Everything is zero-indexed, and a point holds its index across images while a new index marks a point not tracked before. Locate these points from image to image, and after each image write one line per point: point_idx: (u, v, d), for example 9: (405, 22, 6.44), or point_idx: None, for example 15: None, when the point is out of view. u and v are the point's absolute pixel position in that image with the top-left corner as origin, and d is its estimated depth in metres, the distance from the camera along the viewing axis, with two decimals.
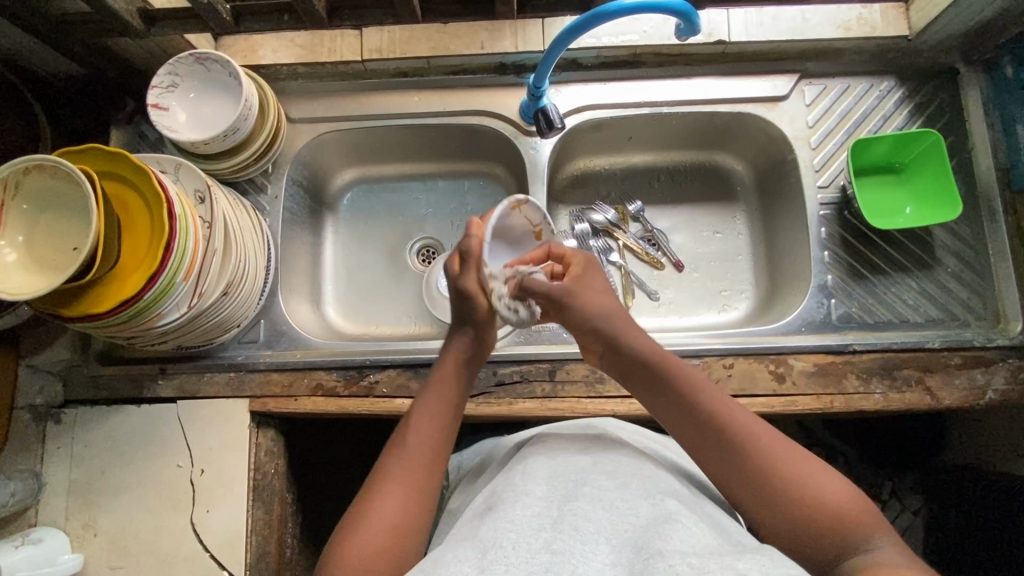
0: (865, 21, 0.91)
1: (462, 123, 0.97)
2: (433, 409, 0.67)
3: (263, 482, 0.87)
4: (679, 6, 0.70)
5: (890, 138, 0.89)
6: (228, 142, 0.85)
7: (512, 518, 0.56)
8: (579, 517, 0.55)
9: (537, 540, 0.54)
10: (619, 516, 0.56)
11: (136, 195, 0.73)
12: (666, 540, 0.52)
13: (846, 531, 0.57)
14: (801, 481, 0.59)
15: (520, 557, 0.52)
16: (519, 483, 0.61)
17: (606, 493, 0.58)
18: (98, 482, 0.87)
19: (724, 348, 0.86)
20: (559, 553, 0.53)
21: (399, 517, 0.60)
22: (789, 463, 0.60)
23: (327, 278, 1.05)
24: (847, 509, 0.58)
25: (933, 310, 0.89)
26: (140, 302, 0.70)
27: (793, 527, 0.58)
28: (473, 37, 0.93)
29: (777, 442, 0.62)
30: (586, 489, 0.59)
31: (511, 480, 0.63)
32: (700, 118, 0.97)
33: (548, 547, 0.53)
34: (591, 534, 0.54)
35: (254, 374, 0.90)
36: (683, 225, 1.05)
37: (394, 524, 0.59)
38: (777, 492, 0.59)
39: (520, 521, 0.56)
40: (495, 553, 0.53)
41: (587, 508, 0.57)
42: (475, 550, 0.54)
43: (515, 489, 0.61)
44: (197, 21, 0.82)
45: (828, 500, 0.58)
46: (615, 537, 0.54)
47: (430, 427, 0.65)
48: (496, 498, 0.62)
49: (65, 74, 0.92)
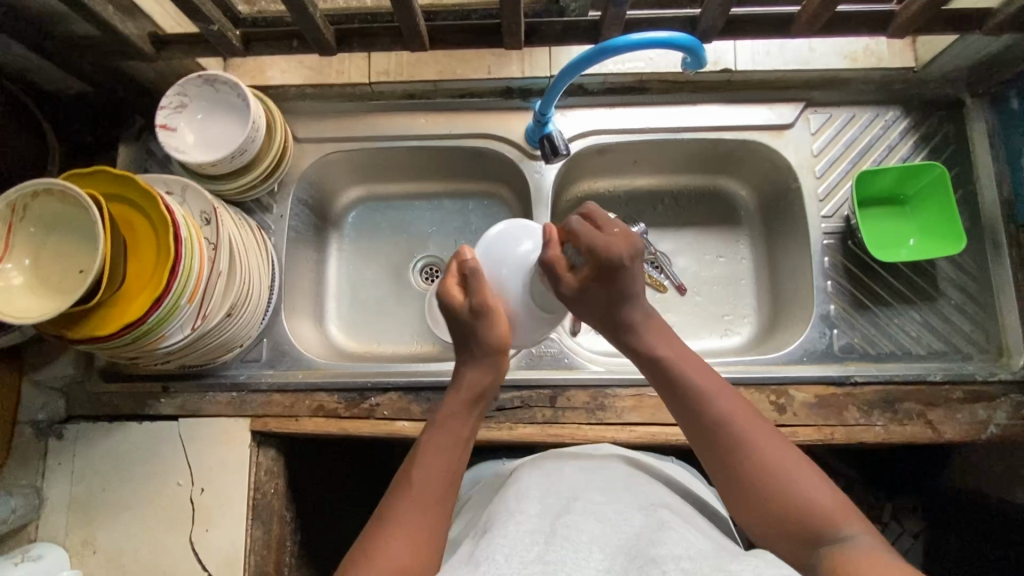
0: (872, 52, 0.92)
1: (468, 145, 0.98)
2: (440, 443, 0.67)
3: (262, 502, 0.88)
4: (686, 42, 0.70)
5: (895, 170, 0.89)
6: (235, 163, 0.85)
7: (505, 533, 0.57)
8: (573, 531, 0.55)
9: (530, 552, 0.54)
10: (613, 528, 0.57)
11: (142, 214, 0.74)
12: (660, 545, 0.53)
13: (826, 529, 0.57)
14: (788, 478, 0.59)
15: (510, 566, 0.52)
16: (512, 504, 0.61)
17: (600, 509, 0.59)
18: (98, 499, 0.87)
19: (727, 377, 0.86)
20: (551, 563, 0.52)
21: (406, 557, 0.58)
22: (777, 459, 0.61)
23: (330, 295, 1.05)
24: (833, 513, 0.57)
25: (936, 342, 0.88)
26: (143, 324, 0.71)
27: (776, 527, 0.59)
28: (480, 61, 0.95)
29: (771, 444, 0.62)
30: (579, 506, 0.60)
31: (505, 501, 0.63)
32: (705, 144, 0.97)
33: (540, 558, 0.53)
34: (583, 543, 0.54)
35: (256, 394, 0.91)
36: (687, 249, 1.05)
37: (398, 563, 0.57)
38: (769, 492, 0.59)
39: (513, 536, 0.56)
40: (486, 563, 0.53)
41: (581, 522, 0.57)
42: (468, 564, 0.54)
43: (508, 509, 0.61)
44: (207, 45, 0.81)
45: (813, 496, 0.58)
46: (610, 546, 0.54)
47: (439, 462, 0.65)
48: (489, 519, 0.62)
49: (74, 92, 0.93)
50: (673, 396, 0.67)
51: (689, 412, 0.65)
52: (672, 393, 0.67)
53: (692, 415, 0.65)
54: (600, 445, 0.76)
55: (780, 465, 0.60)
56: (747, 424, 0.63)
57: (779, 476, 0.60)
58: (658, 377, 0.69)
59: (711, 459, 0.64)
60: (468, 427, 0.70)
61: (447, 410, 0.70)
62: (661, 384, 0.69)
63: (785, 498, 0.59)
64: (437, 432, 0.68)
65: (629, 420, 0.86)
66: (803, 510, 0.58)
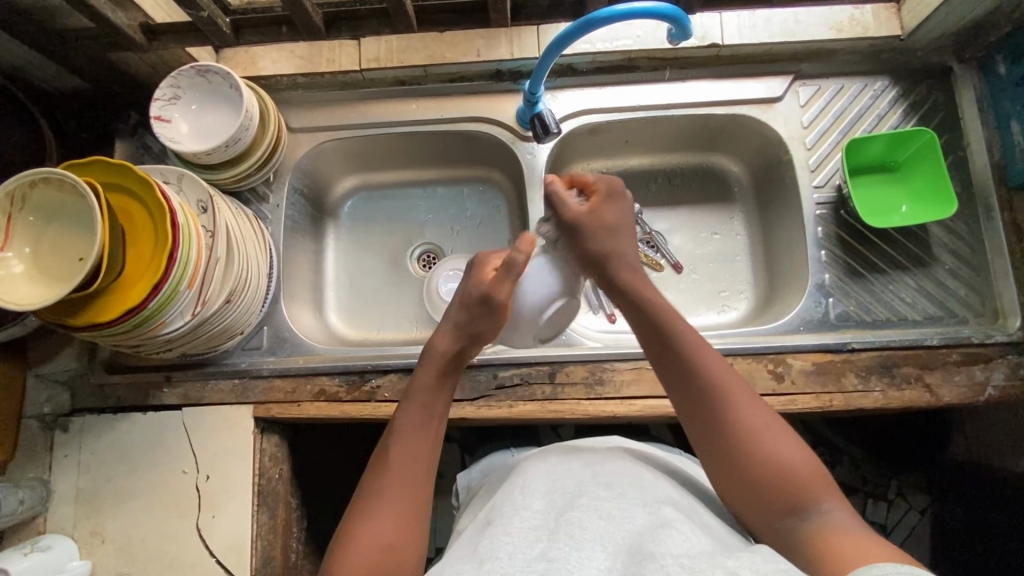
0: (858, 22, 0.92)
1: (460, 129, 0.98)
2: (413, 427, 0.67)
3: (267, 488, 0.88)
4: (670, 12, 0.70)
5: (885, 136, 0.89)
6: (228, 152, 0.86)
7: (509, 533, 0.58)
8: (576, 528, 0.56)
9: (532, 550, 0.54)
10: (617, 525, 0.57)
11: (140, 206, 0.75)
12: (659, 543, 0.53)
13: (809, 502, 0.57)
14: (767, 443, 0.60)
15: (513, 564, 0.53)
16: (517, 499, 0.63)
17: (604, 503, 0.60)
18: (105, 489, 0.88)
19: (724, 348, 0.87)
20: (555, 560, 0.53)
21: (391, 536, 0.59)
22: (758, 422, 0.61)
23: (329, 284, 1.06)
24: (814, 487, 0.58)
25: (931, 307, 0.89)
26: (143, 310, 0.72)
27: (753, 487, 0.59)
28: (469, 45, 0.94)
29: (755, 412, 0.62)
30: (584, 501, 0.60)
31: (511, 495, 0.65)
32: (696, 120, 0.98)
33: (543, 555, 0.53)
34: (586, 540, 0.54)
35: (258, 381, 0.92)
36: (682, 226, 1.06)
37: (384, 544, 0.58)
38: (753, 454, 0.60)
39: (517, 534, 0.57)
40: (491, 562, 0.54)
41: (584, 518, 0.57)
42: (472, 561, 0.55)
43: (513, 505, 0.63)
44: (196, 34, 0.82)
45: (791, 465, 0.59)
46: (612, 544, 0.54)
47: (413, 446, 0.65)
48: (495, 514, 0.63)
49: (70, 90, 0.94)
50: (664, 356, 0.67)
51: (680, 374, 0.65)
52: (663, 354, 0.67)
53: (682, 379, 0.65)
54: (611, 438, 0.80)
55: (759, 432, 0.61)
56: (733, 388, 0.63)
57: (759, 440, 0.60)
58: (647, 339, 0.69)
59: (693, 425, 0.64)
60: (441, 405, 0.70)
61: (418, 389, 0.70)
62: (652, 343, 0.69)
63: (763, 461, 0.59)
64: (410, 412, 0.68)
65: (628, 394, 0.87)
66: (782, 480, 0.58)
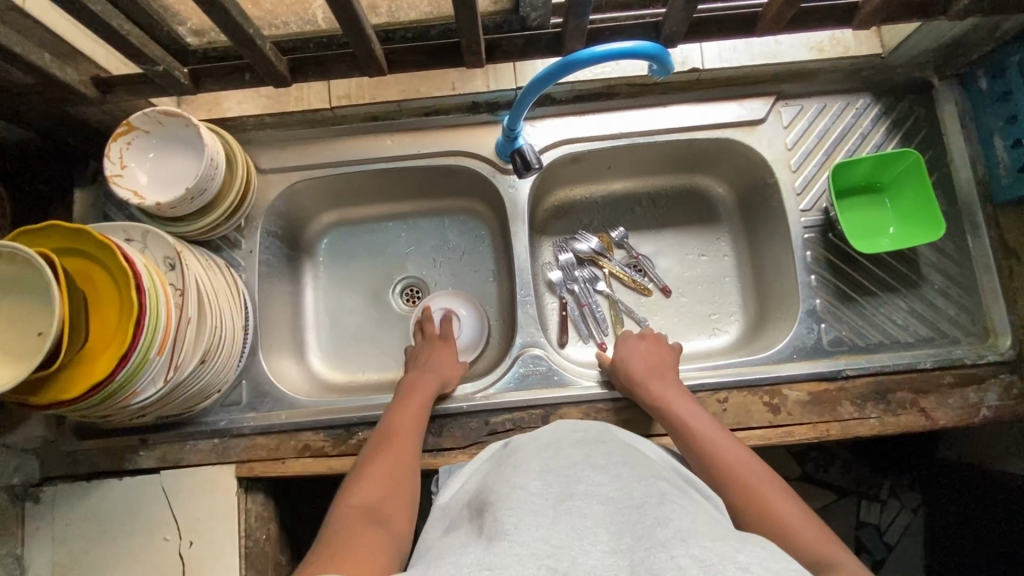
0: (838, 42, 0.91)
1: (439, 164, 0.95)
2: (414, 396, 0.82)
3: (254, 550, 0.85)
4: (652, 50, 0.68)
5: (870, 158, 0.88)
6: (196, 203, 0.81)
7: (511, 508, 0.52)
8: (576, 517, 0.51)
9: (537, 531, 0.49)
10: (617, 509, 0.53)
11: (103, 270, 0.70)
12: (665, 526, 0.49)
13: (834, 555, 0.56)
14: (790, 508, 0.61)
15: (519, 541, 0.47)
16: (513, 480, 0.58)
17: (601, 487, 0.55)
18: (82, 562, 0.84)
19: (718, 382, 0.85)
20: (559, 546, 0.48)
21: (391, 475, 0.70)
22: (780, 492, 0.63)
23: (309, 327, 1.03)
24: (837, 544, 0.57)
25: (923, 329, 0.88)
26: (111, 383, 0.67)
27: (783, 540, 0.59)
28: (443, 78, 0.93)
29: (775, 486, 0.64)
30: (582, 485, 0.55)
31: (504, 477, 0.60)
32: (678, 145, 0.96)
33: (548, 539, 0.48)
34: (588, 528, 0.50)
35: (239, 439, 0.88)
36: (669, 250, 1.04)
37: (387, 482, 0.69)
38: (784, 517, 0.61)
39: (519, 511, 0.51)
40: (495, 539, 0.48)
41: (584, 504, 0.53)
42: (474, 540, 0.50)
43: (509, 485, 0.57)
44: (151, 85, 0.78)
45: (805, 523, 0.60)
46: (613, 529, 0.50)
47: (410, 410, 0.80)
48: (490, 493, 0.58)
49: (20, 140, 0.88)
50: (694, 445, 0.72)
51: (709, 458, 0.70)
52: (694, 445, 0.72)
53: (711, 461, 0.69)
54: (590, 421, 0.75)
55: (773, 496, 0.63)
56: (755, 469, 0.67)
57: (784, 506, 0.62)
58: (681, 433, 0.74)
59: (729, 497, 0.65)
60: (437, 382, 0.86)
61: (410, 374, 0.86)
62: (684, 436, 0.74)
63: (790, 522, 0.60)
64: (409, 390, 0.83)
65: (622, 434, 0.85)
66: (774, 503, 0.63)
